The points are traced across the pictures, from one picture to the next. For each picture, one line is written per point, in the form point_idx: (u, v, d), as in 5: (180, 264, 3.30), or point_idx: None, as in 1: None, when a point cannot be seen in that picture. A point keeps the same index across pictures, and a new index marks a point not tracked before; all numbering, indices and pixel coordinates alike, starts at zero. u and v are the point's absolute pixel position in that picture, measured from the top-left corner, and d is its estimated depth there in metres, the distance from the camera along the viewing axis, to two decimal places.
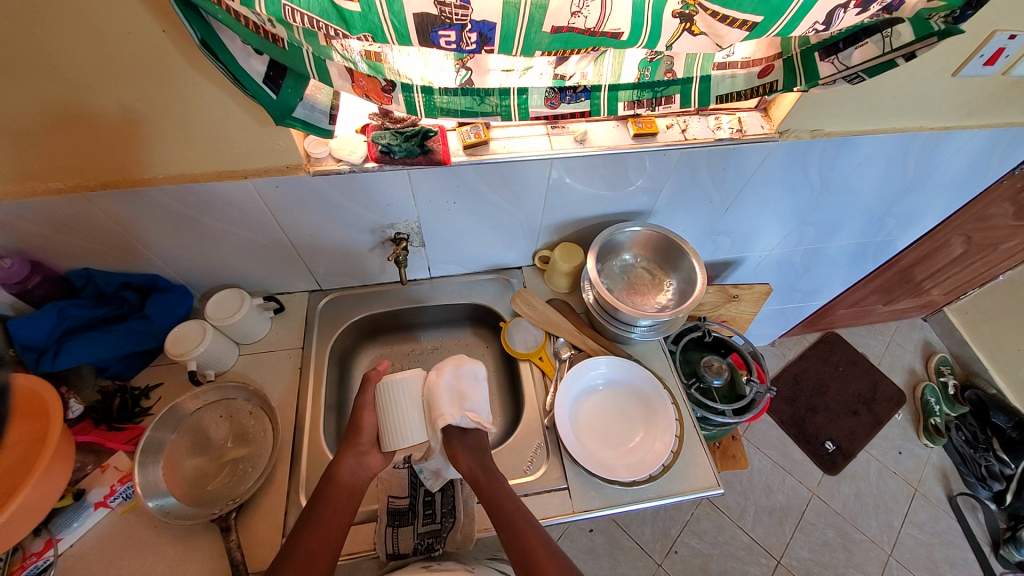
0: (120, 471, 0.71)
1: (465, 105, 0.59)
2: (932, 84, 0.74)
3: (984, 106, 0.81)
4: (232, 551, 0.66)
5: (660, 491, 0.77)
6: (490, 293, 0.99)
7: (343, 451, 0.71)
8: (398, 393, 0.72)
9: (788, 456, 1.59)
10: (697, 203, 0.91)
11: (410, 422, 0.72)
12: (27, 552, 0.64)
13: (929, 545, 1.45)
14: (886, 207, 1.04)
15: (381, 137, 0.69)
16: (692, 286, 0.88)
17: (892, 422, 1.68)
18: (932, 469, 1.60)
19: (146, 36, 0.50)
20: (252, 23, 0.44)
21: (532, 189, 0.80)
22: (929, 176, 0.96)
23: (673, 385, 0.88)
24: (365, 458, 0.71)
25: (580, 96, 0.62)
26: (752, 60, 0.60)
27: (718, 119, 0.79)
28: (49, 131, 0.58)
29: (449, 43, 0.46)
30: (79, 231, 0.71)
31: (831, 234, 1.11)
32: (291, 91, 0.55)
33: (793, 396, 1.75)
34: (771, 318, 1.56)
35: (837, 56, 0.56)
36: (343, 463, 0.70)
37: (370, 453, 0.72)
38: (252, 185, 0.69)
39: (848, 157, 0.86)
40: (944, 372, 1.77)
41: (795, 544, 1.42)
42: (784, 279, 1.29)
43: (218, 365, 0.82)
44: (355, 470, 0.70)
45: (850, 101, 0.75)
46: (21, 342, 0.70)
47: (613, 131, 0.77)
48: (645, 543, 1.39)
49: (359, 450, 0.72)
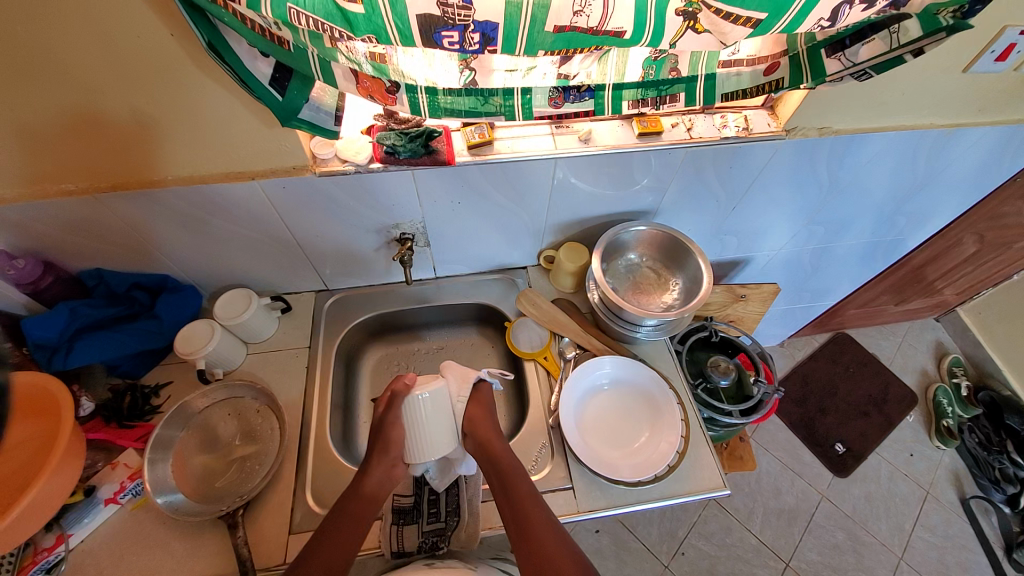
0: (130, 468, 0.72)
1: (468, 106, 0.60)
2: (942, 81, 0.73)
3: (996, 103, 0.80)
4: (239, 547, 0.67)
5: (665, 491, 0.77)
6: (495, 293, 0.99)
7: (369, 464, 0.69)
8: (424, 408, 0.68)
9: (796, 457, 1.58)
10: (703, 202, 0.90)
11: (438, 437, 0.70)
12: (39, 547, 0.65)
13: (941, 549, 1.43)
14: (896, 205, 1.02)
15: (386, 138, 0.69)
16: (698, 285, 0.88)
17: (903, 424, 1.66)
18: (945, 472, 1.57)
19: (153, 39, 0.51)
20: (258, 27, 0.45)
21: (537, 189, 0.80)
22: (940, 173, 0.95)
23: (679, 385, 0.87)
24: (392, 470, 0.69)
25: (584, 96, 0.62)
26: (758, 58, 0.60)
27: (724, 117, 0.78)
28: (60, 134, 0.59)
29: (452, 44, 0.46)
30: (90, 232, 0.72)
31: (840, 233, 1.09)
32: (297, 93, 0.55)
33: (802, 397, 1.73)
34: (779, 319, 1.54)
35: (843, 53, 0.55)
36: (371, 476, 0.68)
37: (400, 466, 0.70)
38: (259, 186, 0.70)
39: (856, 155, 0.85)
40: (957, 373, 1.75)
41: (804, 546, 1.41)
42: (793, 278, 1.27)
43: (226, 363, 0.83)
44: (382, 481, 0.69)
45: (858, 99, 0.74)
46: (34, 341, 0.72)
47: (618, 130, 0.77)
48: (652, 544, 1.39)
49: (388, 462, 0.69)
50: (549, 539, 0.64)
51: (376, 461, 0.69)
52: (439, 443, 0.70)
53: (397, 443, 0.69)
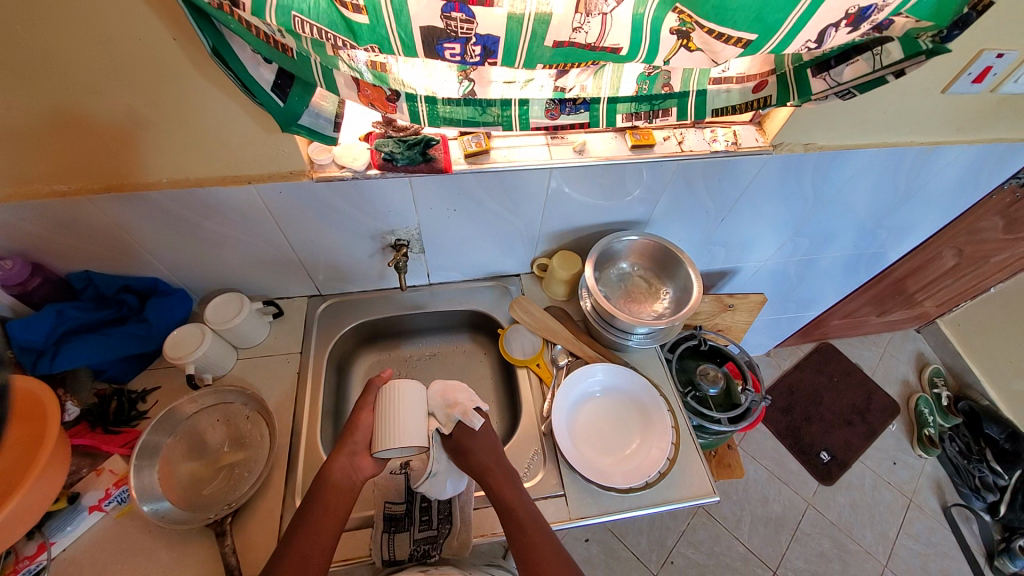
0: (115, 475, 0.70)
1: (467, 116, 0.61)
2: (922, 100, 0.76)
3: (972, 123, 0.84)
4: (227, 555, 0.66)
5: (657, 497, 0.77)
6: (488, 300, 1.00)
7: (332, 454, 0.68)
8: (398, 393, 0.67)
9: (783, 466, 1.60)
10: (693, 213, 0.92)
11: (412, 425, 0.66)
12: (20, 555, 0.64)
13: (923, 557, 1.45)
14: (878, 219, 1.06)
15: (384, 146, 0.70)
16: (688, 294, 0.89)
17: (886, 433, 1.69)
18: (926, 480, 1.60)
19: (156, 44, 0.51)
20: (262, 33, 0.46)
21: (531, 198, 0.81)
22: (920, 189, 0.98)
23: (669, 392, 0.89)
24: (354, 460, 0.68)
25: (580, 108, 0.64)
26: (747, 76, 0.62)
27: (714, 132, 0.81)
28: (55, 135, 0.59)
29: (453, 55, 0.47)
30: (80, 233, 0.71)
31: (825, 246, 1.12)
32: (298, 99, 0.56)
33: (789, 406, 1.75)
34: (766, 328, 1.57)
35: (829, 72, 0.57)
36: (335, 464, 0.67)
37: (363, 454, 0.69)
38: (255, 190, 0.70)
39: (841, 170, 0.88)
40: (937, 384, 1.79)
41: (790, 554, 1.42)
42: (780, 289, 1.30)
43: (216, 368, 0.82)
44: (346, 471, 0.67)
45: (842, 116, 0.77)
46: (19, 344, 0.70)
47: (612, 142, 0.79)
48: (641, 553, 1.39)
49: (349, 451, 0.69)
50: (542, 543, 0.64)
51: (337, 451, 0.68)
52: (411, 434, 0.65)
53: (363, 433, 0.69)
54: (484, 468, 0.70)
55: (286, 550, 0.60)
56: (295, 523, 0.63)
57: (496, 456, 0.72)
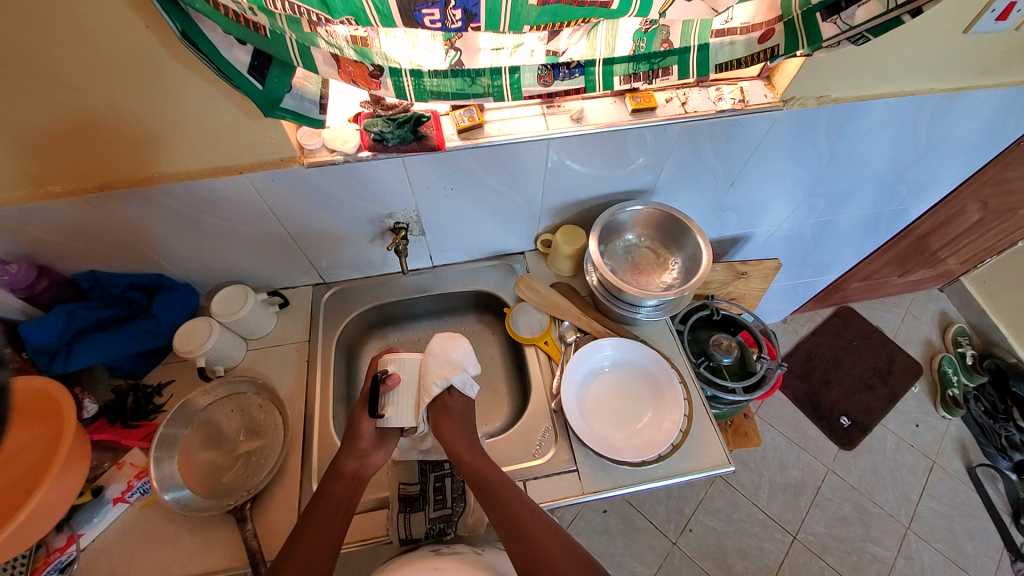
0: (137, 467, 0.72)
1: (456, 87, 0.58)
2: (942, 43, 0.71)
3: (997, 64, 0.78)
4: (249, 540, 0.68)
5: (669, 470, 0.77)
6: (493, 279, 0.99)
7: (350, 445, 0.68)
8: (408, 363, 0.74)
9: (802, 432, 1.58)
10: (700, 178, 0.89)
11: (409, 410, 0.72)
12: (51, 548, 0.66)
13: (948, 517, 1.44)
14: (898, 174, 1.00)
15: (373, 125, 0.67)
16: (697, 264, 0.87)
17: (908, 395, 1.66)
18: (950, 441, 1.57)
19: (129, 32, 0.50)
20: (231, 12, 0.44)
21: (530, 171, 0.79)
22: (942, 140, 0.93)
23: (681, 364, 0.87)
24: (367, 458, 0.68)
25: (575, 71, 0.60)
26: (753, 25, 0.57)
27: (719, 90, 0.76)
28: (45, 137, 0.59)
29: (433, 22, 0.44)
30: (85, 236, 0.72)
31: (841, 206, 1.08)
32: (277, 81, 0.53)
33: (807, 372, 1.72)
34: (782, 294, 1.53)
35: (839, 15, 0.53)
36: (345, 461, 0.67)
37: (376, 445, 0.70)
38: (246, 179, 0.69)
39: (855, 125, 0.83)
40: (962, 343, 1.73)
41: (810, 519, 1.42)
42: (794, 253, 1.26)
43: (227, 360, 0.83)
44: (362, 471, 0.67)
45: (856, 64, 0.72)
46: (33, 345, 0.71)
47: (611, 107, 0.75)
48: (659, 522, 1.40)
49: (358, 451, 0.68)
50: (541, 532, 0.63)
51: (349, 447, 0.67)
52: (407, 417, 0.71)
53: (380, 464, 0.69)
54: (534, 540, 0.62)
55: (297, 544, 0.60)
56: (308, 525, 0.62)
57: (529, 506, 0.66)
